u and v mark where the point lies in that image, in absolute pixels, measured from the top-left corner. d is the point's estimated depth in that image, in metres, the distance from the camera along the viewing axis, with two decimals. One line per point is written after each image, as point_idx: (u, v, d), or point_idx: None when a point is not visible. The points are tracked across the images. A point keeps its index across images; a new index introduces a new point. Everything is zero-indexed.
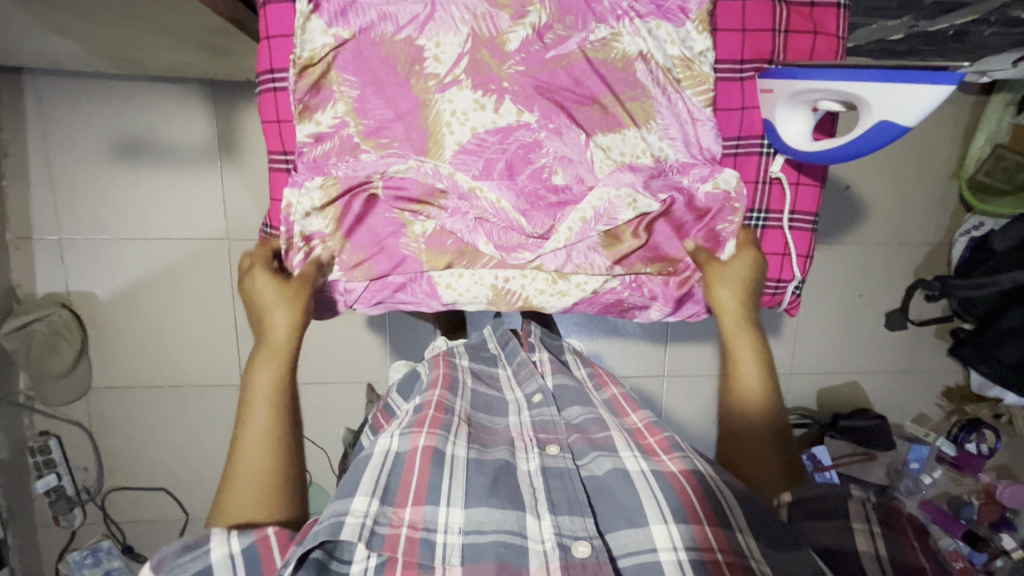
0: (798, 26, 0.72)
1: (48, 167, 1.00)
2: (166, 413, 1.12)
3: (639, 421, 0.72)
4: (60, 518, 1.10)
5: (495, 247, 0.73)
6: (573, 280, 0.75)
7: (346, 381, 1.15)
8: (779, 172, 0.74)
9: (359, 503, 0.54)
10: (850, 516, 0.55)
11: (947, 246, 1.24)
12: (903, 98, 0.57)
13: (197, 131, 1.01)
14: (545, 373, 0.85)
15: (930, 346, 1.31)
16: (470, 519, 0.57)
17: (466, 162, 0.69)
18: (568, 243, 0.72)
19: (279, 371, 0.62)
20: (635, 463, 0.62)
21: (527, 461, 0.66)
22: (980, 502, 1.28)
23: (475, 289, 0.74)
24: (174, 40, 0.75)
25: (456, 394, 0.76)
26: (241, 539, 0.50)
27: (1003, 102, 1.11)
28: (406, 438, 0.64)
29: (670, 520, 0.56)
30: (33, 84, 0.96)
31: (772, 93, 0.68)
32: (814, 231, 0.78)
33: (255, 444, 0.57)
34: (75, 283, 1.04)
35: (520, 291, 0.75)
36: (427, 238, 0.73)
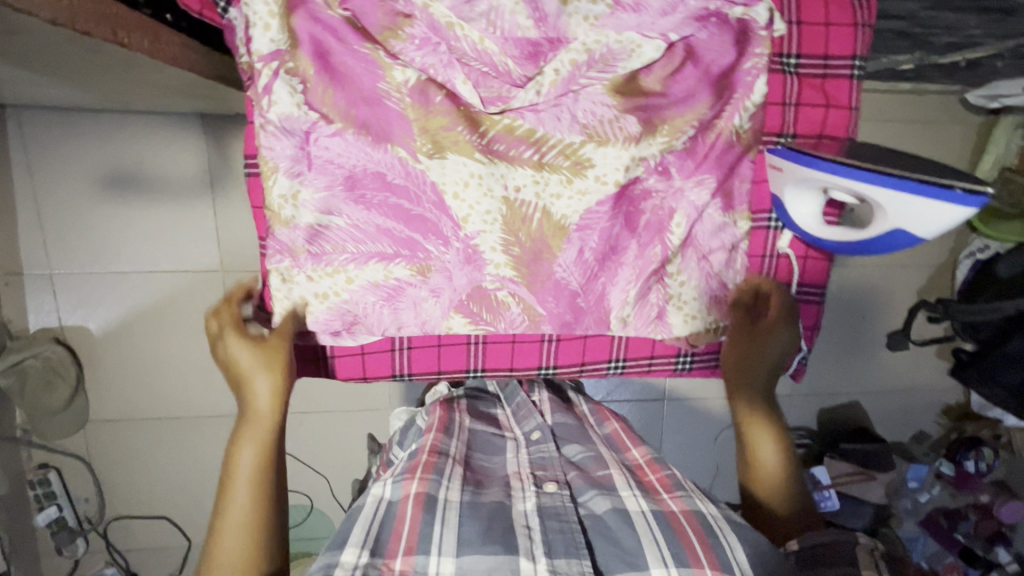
0: (810, 100, 0.70)
1: (36, 202, 0.97)
2: (165, 444, 1.11)
3: (639, 457, 0.77)
4: (63, 548, 1.11)
5: (481, 102, 0.62)
6: (592, 174, 0.64)
7: (345, 411, 1.14)
8: (786, 248, 0.75)
9: (348, 556, 0.55)
10: (860, 562, 0.58)
11: (951, 268, 1.23)
12: (923, 211, 0.58)
13: (186, 165, 0.99)
14: (545, 413, 0.87)
15: (931, 366, 1.31)
16: (460, 568, 0.55)
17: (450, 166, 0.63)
18: (555, 90, 0.61)
19: (264, 442, 0.62)
20: (636, 502, 0.64)
21: (524, 501, 0.66)
22: (978, 518, 1.29)
23: (485, 202, 0.64)
24: (158, 88, 0.72)
25: (451, 435, 0.76)
26: None
27: (1011, 124, 1.08)
28: (398, 486, 0.65)
29: (670, 563, 0.55)
30: (16, 117, 0.93)
31: (782, 172, 0.67)
32: (823, 304, 0.78)
33: (236, 519, 0.57)
34: (68, 318, 1.03)
35: (536, 201, 0.65)
36: (411, 89, 0.61)
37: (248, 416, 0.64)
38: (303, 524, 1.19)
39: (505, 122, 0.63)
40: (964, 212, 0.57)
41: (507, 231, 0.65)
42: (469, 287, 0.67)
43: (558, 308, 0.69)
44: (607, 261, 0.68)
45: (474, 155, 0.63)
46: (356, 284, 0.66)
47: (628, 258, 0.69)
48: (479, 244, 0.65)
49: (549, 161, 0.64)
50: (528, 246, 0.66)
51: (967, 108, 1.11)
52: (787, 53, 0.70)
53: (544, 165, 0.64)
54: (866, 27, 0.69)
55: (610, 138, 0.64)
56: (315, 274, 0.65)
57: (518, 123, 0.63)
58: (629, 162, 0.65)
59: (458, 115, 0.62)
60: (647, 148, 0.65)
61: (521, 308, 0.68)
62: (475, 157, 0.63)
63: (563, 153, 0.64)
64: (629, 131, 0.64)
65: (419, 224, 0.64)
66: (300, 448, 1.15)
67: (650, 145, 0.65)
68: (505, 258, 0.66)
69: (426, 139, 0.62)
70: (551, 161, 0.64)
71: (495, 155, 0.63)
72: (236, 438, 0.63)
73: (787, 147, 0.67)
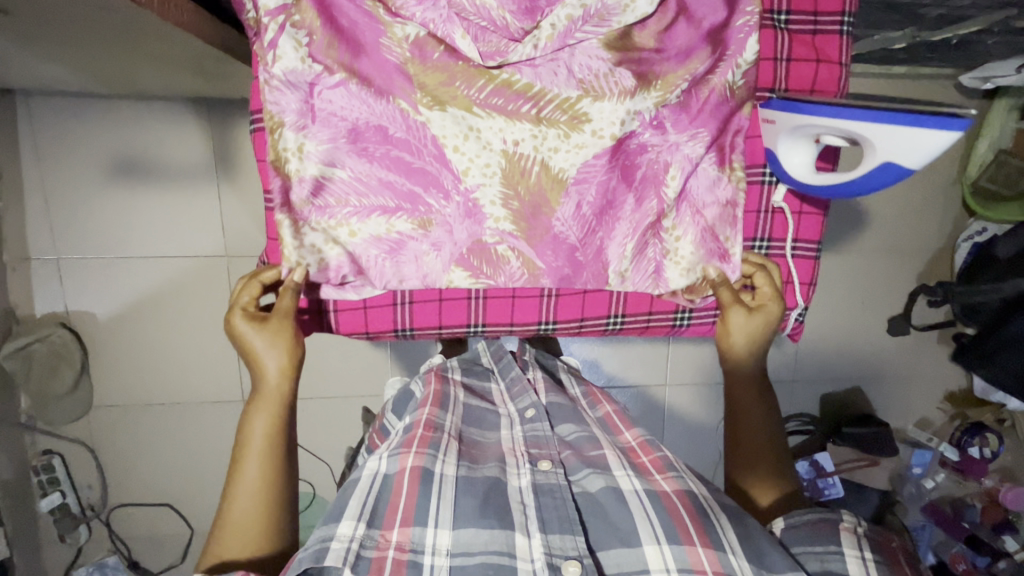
0: (800, 55, 0.72)
1: (44, 187, 0.99)
2: (168, 430, 1.12)
3: (633, 439, 0.74)
4: (66, 535, 1.11)
5: (480, 54, 0.64)
6: (588, 129, 0.67)
7: (347, 395, 1.15)
8: (781, 203, 0.76)
9: (345, 528, 0.56)
10: (844, 542, 0.59)
11: (951, 252, 1.23)
12: (907, 138, 0.57)
13: (192, 150, 1.00)
14: (538, 390, 0.84)
15: (933, 351, 1.31)
16: (457, 542, 0.58)
17: (450, 126, 0.66)
18: (552, 44, 0.64)
19: (275, 420, 0.63)
20: (629, 483, 0.64)
21: (519, 478, 0.67)
22: (983, 506, 1.29)
23: (485, 155, 0.67)
24: (166, 65, 0.74)
25: (447, 409, 0.75)
26: None
27: (1006, 106, 1.10)
28: (394, 460, 0.64)
29: (663, 542, 0.58)
30: (27, 104, 0.95)
31: (775, 124, 0.69)
32: (818, 258, 0.79)
33: (247, 500, 0.59)
34: (74, 303, 1.03)
35: (534, 155, 0.68)
36: (411, 44, 0.64)
37: (259, 392, 0.64)
38: (306, 511, 1.19)
39: (504, 77, 0.65)
40: (949, 136, 0.55)
41: (507, 184, 0.68)
42: (469, 240, 0.70)
43: (556, 261, 0.72)
44: (602, 215, 0.71)
45: (473, 109, 0.66)
46: (359, 237, 0.68)
47: (625, 210, 0.72)
48: (479, 198, 0.68)
49: (547, 116, 0.67)
50: (527, 200, 0.69)
51: (962, 92, 1.12)
52: (777, 9, 0.72)
53: (541, 120, 0.67)
54: None
55: (604, 94, 0.66)
56: (320, 225, 0.68)
57: (516, 78, 0.66)
58: (623, 116, 0.67)
59: (456, 71, 0.65)
60: (641, 102, 0.67)
61: (520, 262, 0.71)
62: (474, 111, 0.66)
63: (560, 107, 0.66)
64: (624, 85, 0.66)
65: (421, 176, 0.67)
66: (302, 433, 1.15)
67: (644, 98, 0.67)
68: (504, 212, 0.69)
69: (426, 93, 0.65)
70: (549, 115, 0.67)
71: (493, 109, 0.66)
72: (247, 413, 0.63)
73: (782, 99, 0.68)
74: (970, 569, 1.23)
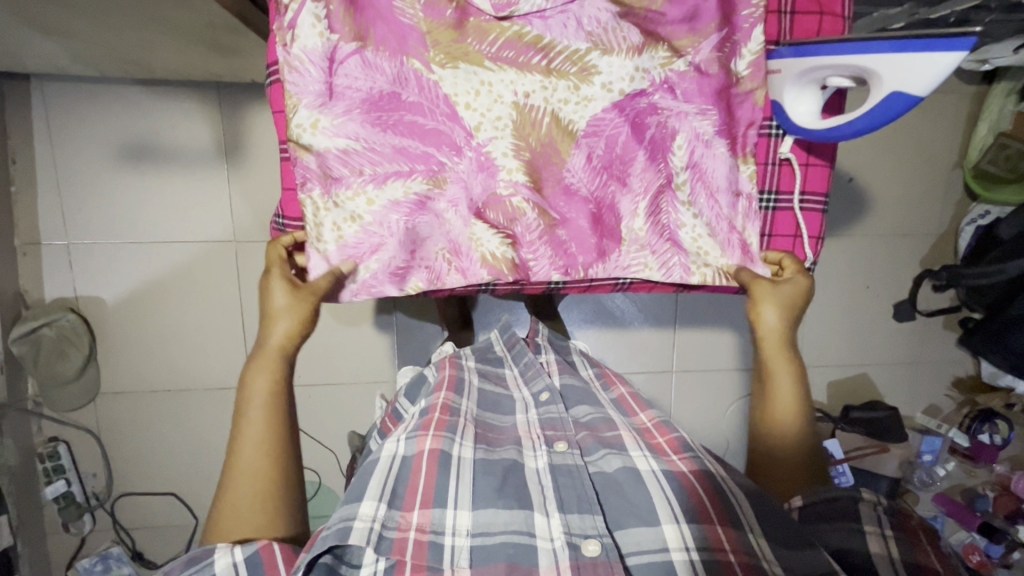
0: (804, 7, 0.70)
1: (56, 172, 1.00)
2: (173, 417, 1.12)
3: (648, 420, 0.73)
4: (70, 524, 1.10)
5: (494, 6, 0.66)
6: (598, 82, 0.69)
7: (353, 381, 1.15)
8: (788, 153, 0.73)
9: (366, 508, 0.55)
10: (863, 520, 0.58)
11: (954, 236, 1.24)
12: (910, 66, 0.56)
13: (202, 135, 1.02)
14: (552, 373, 0.84)
15: (939, 337, 1.31)
16: (476, 522, 0.57)
17: (465, 87, 0.67)
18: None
19: (280, 376, 0.65)
20: (646, 462, 0.63)
21: (535, 459, 0.66)
22: (996, 495, 1.25)
23: (496, 109, 0.68)
24: (181, 40, 0.75)
25: (462, 394, 0.74)
26: (244, 548, 0.53)
27: (1004, 90, 1.11)
28: (411, 443, 0.63)
29: (682, 521, 0.56)
30: (41, 90, 0.97)
31: (781, 74, 0.68)
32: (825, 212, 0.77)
33: (254, 458, 0.60)
34: (84, 289, 1.04)
35: (545, 106, 0.69)
36: (423, 5, 0.65)
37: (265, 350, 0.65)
38: (313, 500, 1.18)
39: (515, 28, 0.67)
40: (954, 57, 0.54)
41: (518, 137, 0.69)
42: (483, 194, 0.70)
43: (567, 214, 0.72)
44: (616, 170, 0.73)
45: (484, 63, 0.67)
46: (378, 204, 0.68)
47: (636, 171, 0.73)
48: (491, 152, 0.69)
49: (557, 67, 0.68)
50: (538, 152, 0.70)
51: (960, 75, 1.14)
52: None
53: (552, 71, 0.69)
54: None
55: (613, 48, 0.68)
56: (342, 198, 0.68)
57: (527, 31, 0.67)
58: (632, 72, 0.69)
59: (468, 27, 0.66)
60: (648, 60, 0.70)
61: (537, 215, 0.71)
62: (485, 65, 0.67)
63: (570, 59, 0.68)
64: (631, 41, 0.69)
65: (435, 137, 0.68)
66: (309, 420, 1.15)
67: (652, 57, 0.70)
68: (517, 163, 0.70)
69: (440, 51, 0.66)
70: (558, 66, 0.68)
71: (504, 63, 0.68)
72: (249, 368, 0.65)
73: (789, 46, 0.67)
74: (984, 559, 1.21)
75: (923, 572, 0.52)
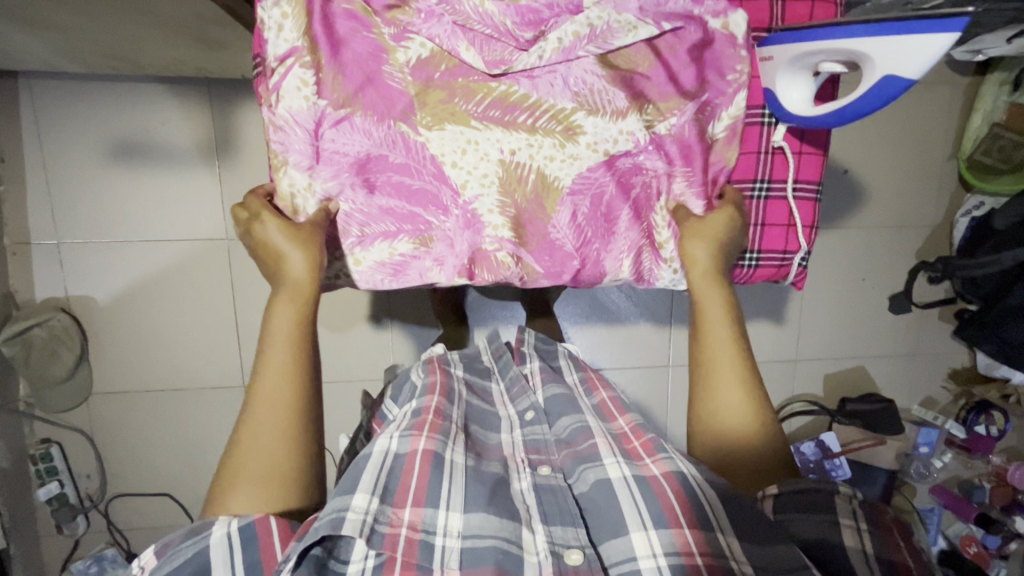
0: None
1: (45, 171, 0.99)
2: (166, 417, 1.11)
3: (626, 425, 0.70)
4: (64, 526, 1.09)
5: (487, 64, 0.65)
6: (584, 141, 0.68)
7: (348, 379, 1.14)
8: (781, 142, 0.74)
9: (359, 500, 0.53)
10: (837, 512, 0.57)
11: (949, 227, 1.24)
12: (900, 48, 0.56)
13: (193, 131, 1.01)
14: (537, 387, 0.80)
15: (935, 329, 1.31)
16: (469, 524, 0.56)
17: (460, 97, 0.65)
18: (556, 56, 0.66)
19: (299, 320, 0.61)
20: (618, 469, 0.61)
21: (520, 480, 0.64)
22: (992, 486, 1.25)
23: (482, 167, 0.67)
24: (169, 33, 0.74)
25: (452, 401, 0.72)
26: (240, 519, 0.52)
27: (998, 80, 1.11)
28: (404, 440, 0.62)
29: (649, 527, 0.55)
30: (29, 87, 0.96)
31: (773, 60, 0.68)
32: (818, 201, 0.77)
33: (269, 408, 0.57)
34: (74, 288, 1.03)
35: (530, 163, 0.68)
36: (412, 68, 0.64)
37: (274, 254, 0.63)
38: None
39: (502, 89, 0.66)
40: (947, 38, 0.54)
41: (504, 193, 0.68)
42: (470, 251, 0.68)
43: (554, 268, 0.71)
44: (600, 227, 0.71)
45: (471, 123, 0.66)
46: (363, 265, 0.68)
47: (621, 227, 0.72)
48: (477, 209, 0.68)
49: (543, 126, 0.67)
50: (523, 208, 0.69)
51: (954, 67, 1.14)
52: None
53: (537, 130, 0.67)
54: None
55: (599, 110, 0.68)
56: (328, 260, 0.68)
57: (514, 90, 0.66)
58: (616, 134, 0.69)
59: (456, 87, 0.65)
60: (633, 122, 0.69)
61: (519, 268, 0.70)
62: (472, 125, 0.66)
63: (555, 117, 0.67)
64: (617, 105, 0.68)
65: (419, 198, 0.66)
66: None
67: (639, 118, 0.69)
68: (503, 220, 0.68)
69: (426, 113, 0.65)
70: (543, 125, 0.67)
71: (491, 122, 0.66)
72: (269, 302, 0.62)
73: (783, 32, 0.67)
74: (981, 550, 1.22)
75: (893, 566, 0.51)
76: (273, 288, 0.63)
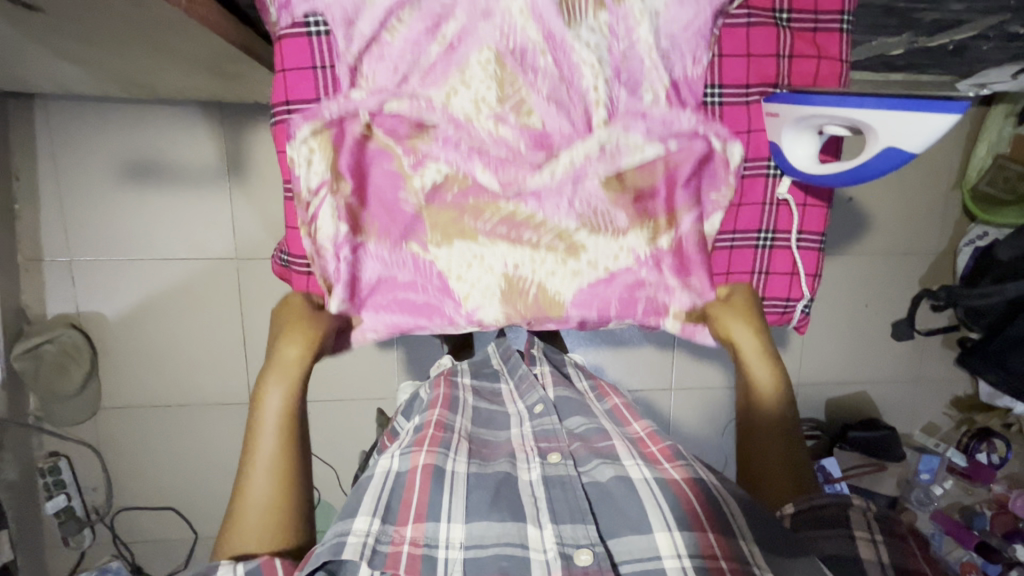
0: (802, 51, 0.70)
1: (59, 190, 1.01)
2: (173, 433, 1.12)
3: (641, 429, 0.69)
4: (70, 538, 1.11)
5: (500, 184, 0.68)
6: (586, 257, 0.72)
7: (353, 398, 1.15)
8: (786, 194, 0.74)
9: (360, 523, 0.53)
10: (852, 526, 0.55)
11: (953, 255, 1.24)
12: (905, 124, 0.56)
13: (204, 153, 1.03)
14: (546, 385, 0.80)
15: (937, 355, 1.31)
16: (471, 533, 0.55)
17: (472, 212, 0.70)
18: (564, 176, 0.68)
19: (290, 394, 0.64)
20: (638, 471, 0.60)
21: (529, 471, 0.64)
22: (993, 513, 1.25)
23: (485, 279, 0.72)
24: (184, 65, 0.76)
25: (456, 411, 0.72)
26: (245, 564, 0.51)
27: (1003, 112, 1.12)
28: (405, 459, 0.62)
29: (674, 528, 0.54)
30: (45, 108, 0.98)
31: (779, 117, 0.68)
32: (821, 250, 0.78)
33: (263, 472, 0.58)
34: (85, 305, 1.05)
35: (533, 278, 0.72)
36: (427, 192, 0.69)
37: (282, 333, 0.69)
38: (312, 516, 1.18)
39: (510, 209, 0.69)
40: (947, 118, 0.55)
41: (507, 304, 0.73)
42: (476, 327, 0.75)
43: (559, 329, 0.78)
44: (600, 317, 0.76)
45: (478, 238, 0.71)
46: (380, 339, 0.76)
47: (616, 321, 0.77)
48: (481, 318, 0.73)
49: (546, 243, 0.71)
50: (527, 315, 0.74)
51: None
52: (780, 8, 0.71)
53: (540, 245, 0.71)
54: None
55: (600, 228, 0.71)
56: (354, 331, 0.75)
57: (521, 210, 0.70)
58: (618, 251, 0.73)
59: (467, 207, 0.70)
60: (634, 239, 0.73)
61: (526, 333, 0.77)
62: (478, 241, 0.71)
63: (559, 237, 0.71)
64: (617, 224, 0.72)
65: (426, 309, 0.73)
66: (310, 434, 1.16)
67: (640, 236, 0.73)
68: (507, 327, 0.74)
69: (437, 233, 0.70)
70: (548, 242, 0.71)
71: (497, 237, 0.71)
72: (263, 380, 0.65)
73: (788, 91, 0.67)
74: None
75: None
76: (268, 368, 0.66)
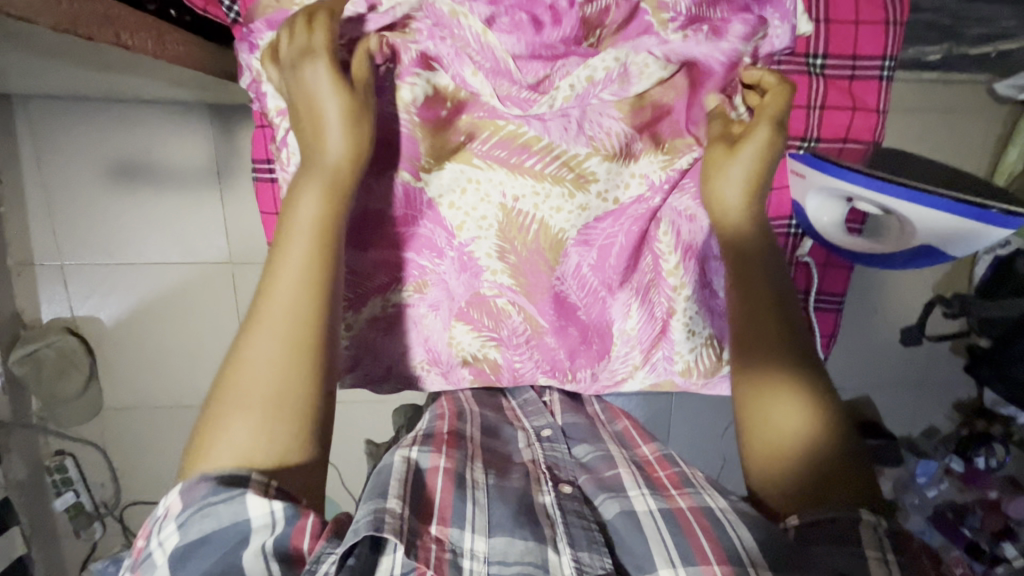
0: (835, 102, 0.71)
1: (46, 193, 0.97)
2: (175, 432, 1.13)
3: (650, 455, 0.62)
4: (81, 530, 1.14)
5: (518, 105, 0.56)
6: (594, 189, 0.61)
7: (354, 402, 1.15)
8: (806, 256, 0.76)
9: (393, 504, 0.44)
10: (862, 542, 0.42)
11: (971, 262, 1.20)
12: (948, 225, 0.60)
13: (194, 154, 0.98)
14: (555, 412, 0.71)
15: (945, 361, 1.30)
16: (496, 548, 0.47)
17: (492, 148, 0.58)
18: (568, 103, 0.55)
19: (328, 203, 0.49)
20: (643, 502, 0.52)
21: (544, 495, 0.55)
22: (984, 512, 1.25)
23: (482, 208, 0.61)
24: (166, 75, 0.71)
25: (467, 423, 0.63)
26: (222, 495, 0.38)
27: None
28: (424, 455, 0.54)
29: (678, 563, 0.45)
30: (24, 106, 0.93)
31: (805, 180, 0.67)
32: (840, 312, 0.80)
33: (282, 322, 0.45)
34: (80, 309, 1.03)
35: (534, 213, 0.61)
36: (419, 106, 0.56)
37: (309, 118, 0.50)
38: None
39: (511, 128, 0.57)
40: (995, 228, 0.58)
41: (502, 238, 0.62)
42: (468, 294, 0.64)
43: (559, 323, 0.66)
44: (614, 278, 0.65)
45: (472, 161, 0.59)
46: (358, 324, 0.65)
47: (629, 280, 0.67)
48: (474, 252, 0.63)
49: (551, 173, 0.59)
50: (522, 258, 0.63)
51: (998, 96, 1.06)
52: (813, 53, 0.70)
53: (545, 176, 0.59)
54: (895, 28, 0.69)
55: (613, 154, 0.59)
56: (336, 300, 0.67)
57: (524, 130, 0.57)
58: (628, 178, 0.62)
59: (458, 124, 0.58)
60: (647, 164, 0.62)
61: (522, 318, 0.66)
62: (473, 163, 0.59)
63: (565, 164, 0.59)
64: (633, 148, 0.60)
65: (415, 242, 0.62)
66: None
67: (652, 160, 0.62)
68: (502, 265, 0.63)
69: (431, 155, 0.59)
70: (551, 173, 0.59)
71: (495, 162, 0.59)
72: (295, 184, 0.50)
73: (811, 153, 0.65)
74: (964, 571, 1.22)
75: None
76: (304, 163, 0.50)
